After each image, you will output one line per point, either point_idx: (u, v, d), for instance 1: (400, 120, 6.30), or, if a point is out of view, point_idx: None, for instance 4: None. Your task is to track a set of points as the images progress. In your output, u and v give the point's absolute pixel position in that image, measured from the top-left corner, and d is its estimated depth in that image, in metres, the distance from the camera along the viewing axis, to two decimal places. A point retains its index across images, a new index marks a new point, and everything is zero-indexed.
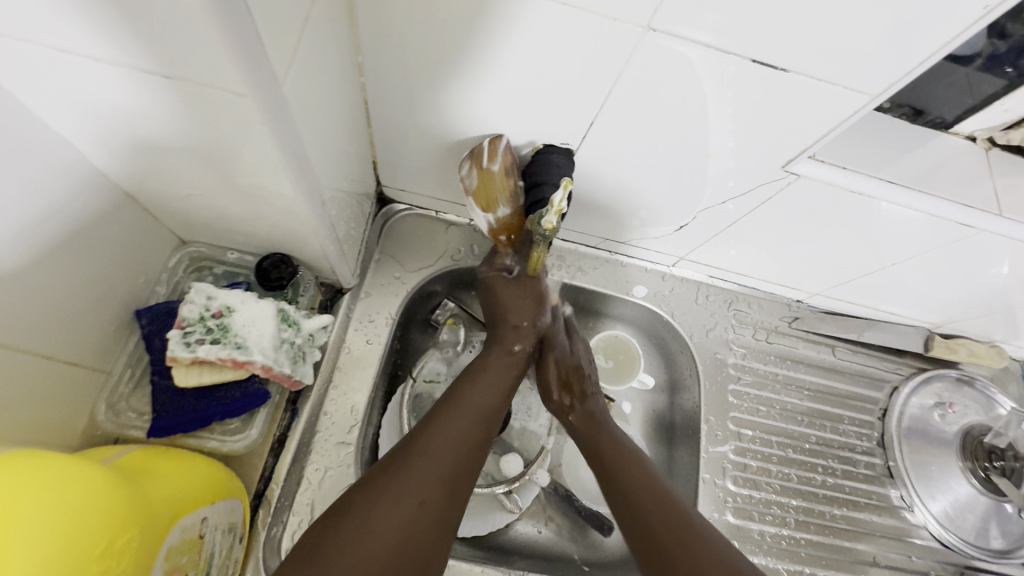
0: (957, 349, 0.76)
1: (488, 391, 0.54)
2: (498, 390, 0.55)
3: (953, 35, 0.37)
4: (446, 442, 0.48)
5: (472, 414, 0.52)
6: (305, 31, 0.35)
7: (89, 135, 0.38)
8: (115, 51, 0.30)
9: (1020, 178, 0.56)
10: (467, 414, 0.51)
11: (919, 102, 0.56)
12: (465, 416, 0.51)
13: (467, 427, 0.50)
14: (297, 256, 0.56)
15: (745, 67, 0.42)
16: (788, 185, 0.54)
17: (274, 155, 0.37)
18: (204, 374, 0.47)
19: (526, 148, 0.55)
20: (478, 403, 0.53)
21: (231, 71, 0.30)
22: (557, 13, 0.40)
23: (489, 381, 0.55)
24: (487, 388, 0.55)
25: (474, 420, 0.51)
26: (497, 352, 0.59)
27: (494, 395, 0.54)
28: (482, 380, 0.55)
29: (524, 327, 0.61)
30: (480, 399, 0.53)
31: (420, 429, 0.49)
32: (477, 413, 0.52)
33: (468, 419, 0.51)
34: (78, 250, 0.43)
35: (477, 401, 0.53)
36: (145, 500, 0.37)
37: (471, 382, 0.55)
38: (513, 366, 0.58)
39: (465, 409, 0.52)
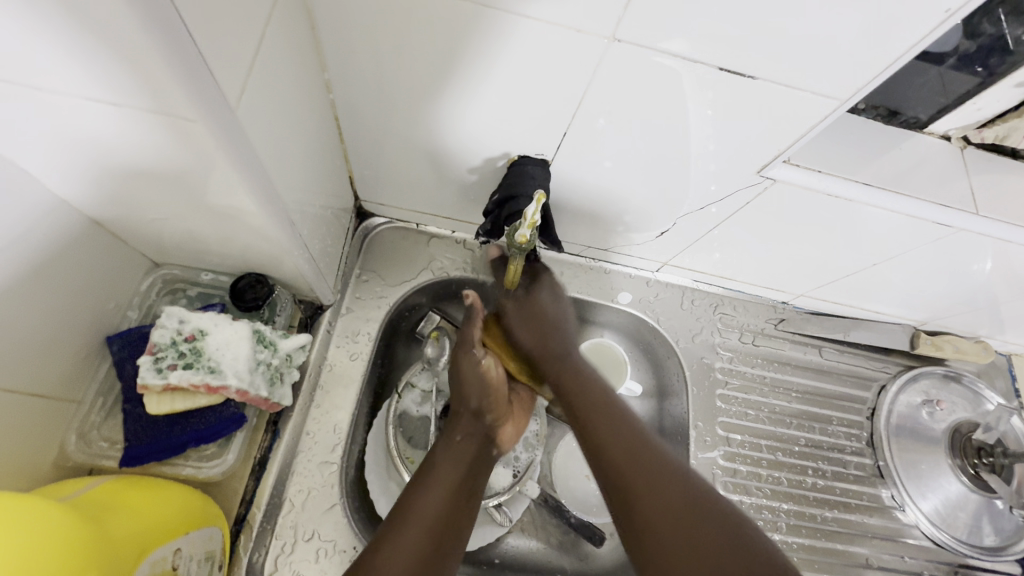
0: (943, 345, 0.76)
1: (442, 492, 0.50)
2: (452, 487, 0.51)
3: (918, 38, 0.37)
4: (401, 554, 0.45)
5: (426, 521, 0.48)
6: (262, 53, 0.34)
7: (48, 166, 0.38)
8: (64, 80, 0.30)
9: (996, 176, 0.56)
10: (421, 521, 0.47)
11: (894, 103, 0.56)
12: (420, 520, 0.48)
13: (420, 534, 0.47)
14: (272, 274, 0.55)
15: (712, 74, 0.42)
16: (765, 190, 0.54)
17: (236, 178, 0.37)
18: (177, 400, 0.47)
19: (502, 160, 0.55)
20: (431, 508, 0.49)
21: (181, 98, 0.29)
22: (522, 28, 0.40)
23: (442, 476, 0.52)
24: (440, 484, 0.51)
25: (430, 527, 0.48)
26: (442, 443, 0.55)
27: (448, 494, 0.50)
28: (434, 478, 0.51)
29: (473, 412, 0.57)
30: (433, 500, 0.49)
31: (375, 542, 0.46)
32: (433, 518, 0.48)
33: (422, 527, 0.47)
34: (43, 279, 0.42)
35: (430, 505, 0.49)
36: (109, 538, 0.36)
37: (428, 478, 0.51)
38: (461, 456, 0.54)
39: (418, 516, 0.48)
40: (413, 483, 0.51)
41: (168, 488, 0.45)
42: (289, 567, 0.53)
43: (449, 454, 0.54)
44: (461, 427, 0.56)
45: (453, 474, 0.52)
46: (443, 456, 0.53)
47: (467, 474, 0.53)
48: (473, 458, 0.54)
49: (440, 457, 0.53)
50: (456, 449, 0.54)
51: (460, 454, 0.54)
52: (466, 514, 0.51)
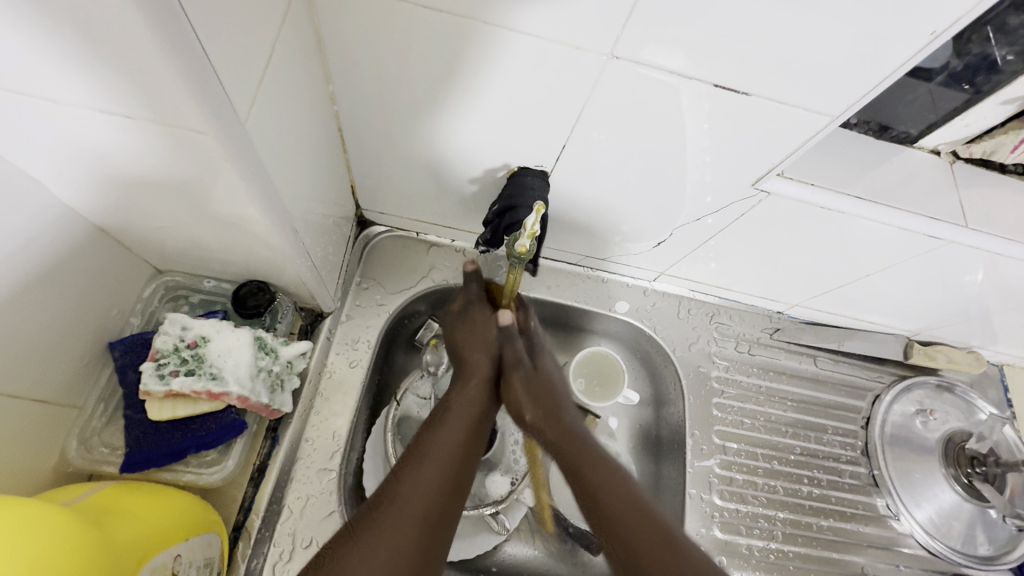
0: (936, 356, 0.77)
1: (457, 433, 0.51)
2: (466, 430, 0.52)
3: (905, 58, 0.38)
4: (418, 491, 0.46)
5: (442, 458, 0.49)
6: (270, 68, 0.35)
7: (57, 175, 0.38)
8: (77, 93, 0.31)
9: (985, 190, 0.57)
10: (435, 459, 0.49)
11: (885, 118, 0.57)
12: (433, 459, 0.49)
13: (438, 472, 0.48)
14: (274, 282, 0.55)
15: (707, 90, 0.43)
16: (760, 202, 0.55)
17: (242, 188, 0.38)
18: (177, 408, 0.47)
19: (502, 171, 0.56)
20: (447, 447, 0.50)
21: (192, 111, 0.30)
22: (524, 45, 0.41)
23: (457, 420, 0.53)
24: (453, 428, 0.52)
25: (446, 464, 0.49)
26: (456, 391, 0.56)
27: (463, 435, 0.52)
28: (446, 423, 0.52)
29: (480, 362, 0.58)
30: (448, 441, 0.51)
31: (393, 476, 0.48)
32: (448, 457, 0.49)
33: (438, 465, 0.48)
34: (48, 286, 0.42)
35: (444, 444, 0.50)
36: (111, 543, 0.36)
37: (439, 422, 0.52)
38: (474, 404, 0.55)
39: (433, 458, 0.49)
40: (425, 428, 0.52)
41: (168, 493, 0.45)
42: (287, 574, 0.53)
43: (462, 401, 0.55)
44: (473, 379, 0.57)
45: (466, 416, 0.53)
46: (456, 402, 0.55)
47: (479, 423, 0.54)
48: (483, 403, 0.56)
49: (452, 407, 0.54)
50: (470, 393, 0.56)
51: (473, 399, 0.55)
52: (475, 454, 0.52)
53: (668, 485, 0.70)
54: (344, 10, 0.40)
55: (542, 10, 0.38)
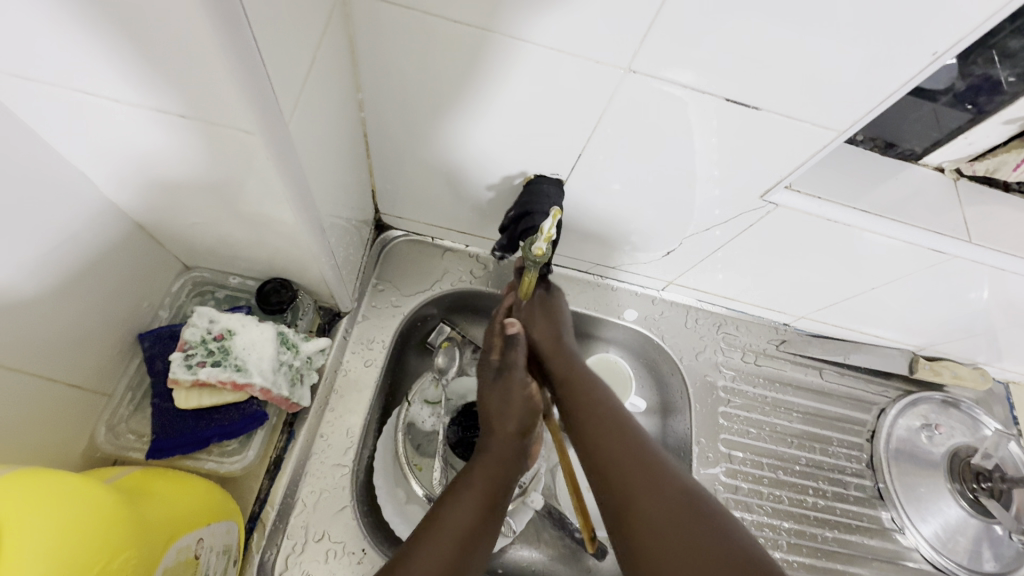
0: (941, 370, 0.77)
1: (473, 510, 0.48)
2: (483, 506, 0.49)
3: (910, 76, 0.40)
4: (427, 569, 0.43)
5: (455, 535, 0.46)
6: (310, 75, 0.38)
7: (104, 170, 0.41)
8: (135, 92, 0.33)
9: (988, 207, 0.59)
10: (449, 537, 0.45)
11: (890, 135, 0.59)
12: (444, 536, 0.45)
13: (451, 550, 0.45)
14: (297, 280, 0.57)
15: (720, 104, 0.45)
16: (768, 214, 0.57)
17: (278, 187, 0.40)
18: (204, 396, 0.49)
19: (519, 179, 0.58)
20: (462, 525, 0.47)
21: (241, 111, 0.33)
22: (546, 58, 0.43)
23: (476, 488, 0.50)
24: (471, 501, 0.49)
25: (458, 542, 0.46)
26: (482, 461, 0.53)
27: (478, 513, 0.48)
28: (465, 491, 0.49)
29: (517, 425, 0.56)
30: (464, 516, 0.47)
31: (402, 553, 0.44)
32: (460, 536, 0.46)
33: (453, 542, 0.45)
34: (86, 276, 0.44)
35: (460, 519, 0.47)
36: (143, 520, 0.38)
37: (457, 493, 0.49)
38: (500, 472, 0.52)
39: (443, 532, 0.46)
40: (444, 497, 0.49)
41: (191, 480, 0.47)
42: (299, 566, 0.54)
43: (482, 468, 0.52)
44: (492, 454, 0.53)
45: (487, 487, 0.50)
46: (476, 469, 0.52)
47: (499, 495, 0.51)
48: (505, 478, 0.52)
49: (467, 484, 0.50)
50: (489, 466, 0.52)
51: (493, 474, 0.52)
52: (493, 529, 0.49)
53: None
54: (378, 22, 0.42)
55: (568, 25, 0.40)
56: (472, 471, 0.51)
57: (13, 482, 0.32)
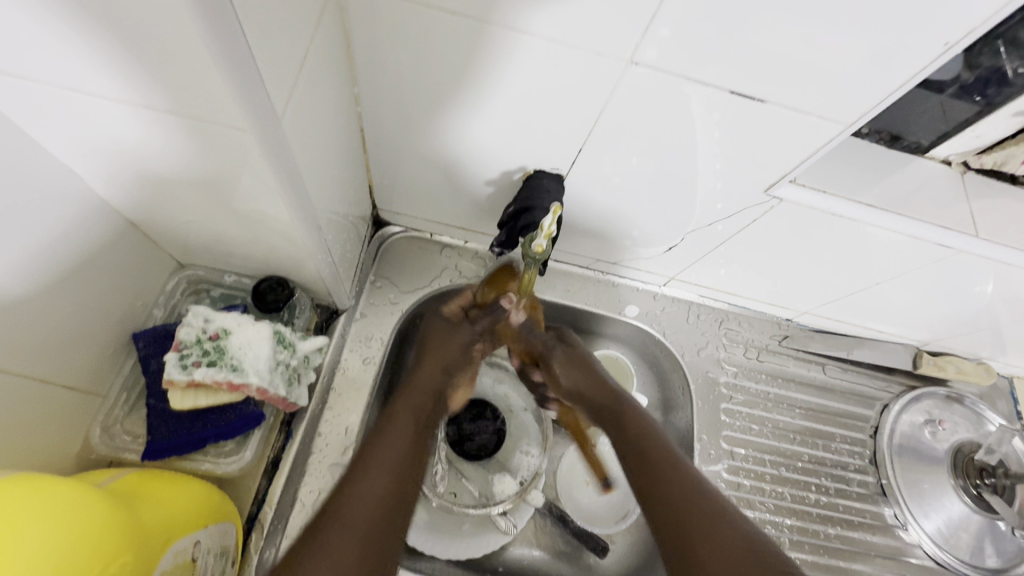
0: (945, 365, 0.77)
1: (403, 440, 0.49)
2: (412, 437, 0.50)
3: (920, 67, 0.39)
4: (366, 497, 0.44)
5: (390, 468, 0.47)
6: (304, 69, 0.37)
7: (94, 168, 0.40)
8: (122, 88, 0.32)
9: (995, 201, 0.58)
10: (382, 467, 0.46)
11: (896, 128, 0.58)
12: (379, 468, 0.46)
13: (386, 478, 0.46)
14: (294, 278, 0.56)
15: (724, 97, 0.44)
16: (772, 209, 0.56)
17: (272, 184, 0.39)
18: (200, 397, 0.48)
19: (518, 174, 0.57)
20: (394, 457, 0.48)
21: (232, 107, 0.32)
22: (545, 51, 0.42)
23: (402, 426, 0.50)
24: (398, 436, 0.49)
25: (393, 474, 0.46)
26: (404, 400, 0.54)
27: (410, 441, 0.50)
28: (393, 430, 0.50)
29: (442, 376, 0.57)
30: (395, 451, 0.48)
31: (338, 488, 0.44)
32: (394, 469, 0.47)
33: (386, 472, 0.46)
34: (78, 277, 0.44)
35: (392, 453, 0.48)
36: (139, 523, 0.38)
37: (382, 432, 0.49)
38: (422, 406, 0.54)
39: (378, 467, 0.46)
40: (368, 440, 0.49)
41: (187, 481, 0.46)
42: None
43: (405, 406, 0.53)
44: (416, 391, 0.54)
45: (412, 421, 0.51)
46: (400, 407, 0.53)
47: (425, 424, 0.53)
48: (428, 411, 0.54)
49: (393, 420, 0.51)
50: (413, 401, 0.53)
51: (417, 407, 0.53)
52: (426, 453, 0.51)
53: None
54: (373, 14, 0.41)
55: (569, 15, 0.39)
56: (391, 413, 0.51)
57: (11, 487, 0.31)
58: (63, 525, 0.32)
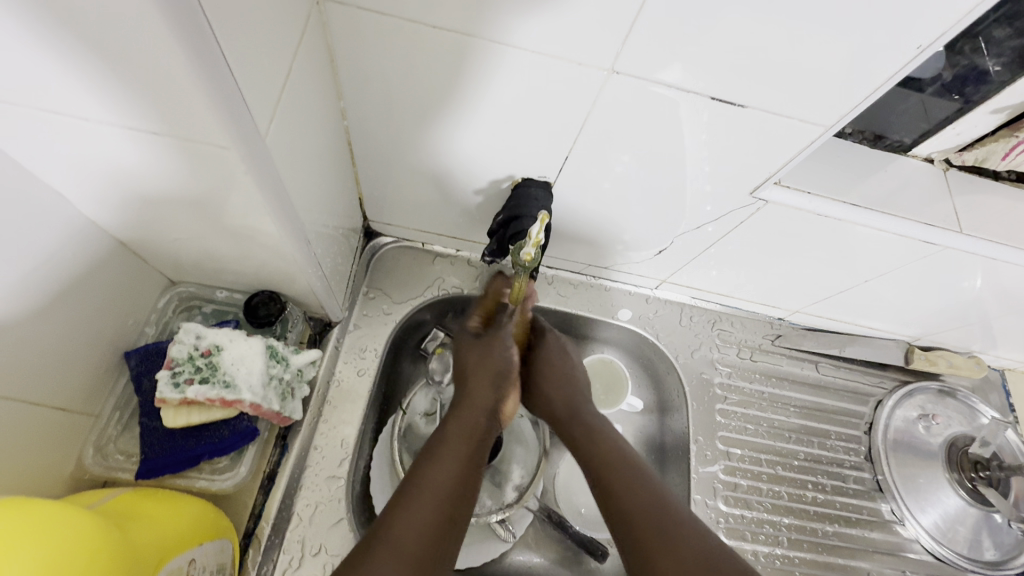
0: (937, 360, 0.77)
1: (457, 463, 0.48)
2: (464, 461, 0.49)
3: (897, 69, 0.40)
4: (416, 522, 0.43)
5: (440, 491, 0.45)
6: (287, 87, 0.37)
7: (82, 190, 0.40)
8: (108, 111, 0.32)
9: (978, 196, 0.59)
10: (434, 493, 0.45)
11: (878, 127, 0.59)
12: (430, 491, 0.45)
13: (437, 505, 0.44)
14: (285, 292, 0.57)
15: (706, 104, 0.45)
16: (759, 211, 0.56)
17: (259, 200, 0.39)
18: (193, 414, 0.48)
19: (506, 182, 0.57)
20: (444, 480, 0.46)
21: (216, 127, 0.32)
22: (529, 61, 0.43)
23: (454, 450, 0.49)
24: (455, 459, 0.49)
25: (442, 498, 0.45)
26: (456, 419, 0.53)
27: (461, 467, 0.48)
28: (443, 452, 0.49)
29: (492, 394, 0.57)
30: (447, 472, 0.47)
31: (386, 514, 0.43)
32: (446, 490, 0.46)
33: (434, 497, 0.45)
34: (68, 298, 0.44)
35: (442, 475, 0.47)
36: (131, 545, 0.38)
37: (436, 454, 0.49)
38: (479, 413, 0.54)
39: (430, 489, 0.45)
40: (418, 459, 0.49)
41: (182, 498, 0.46)
42: None
43: (456, 423, 0.52)
44: (467, 408, 0.54)
45: (465, 446, 0.50)
46: (451, 425, 0.52)
47: (477, 444, 0.51)
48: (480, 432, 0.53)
49: (442, 446, 0.50)
50: (463, 420, 0.53)
51: (467, 425, 0.52)
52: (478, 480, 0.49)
53: (674, 491, 0.71)
54: (354, 29, 0.42)
55: (547, 27, 0.40)
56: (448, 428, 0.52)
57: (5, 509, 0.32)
58: (54, 549, 0.32)
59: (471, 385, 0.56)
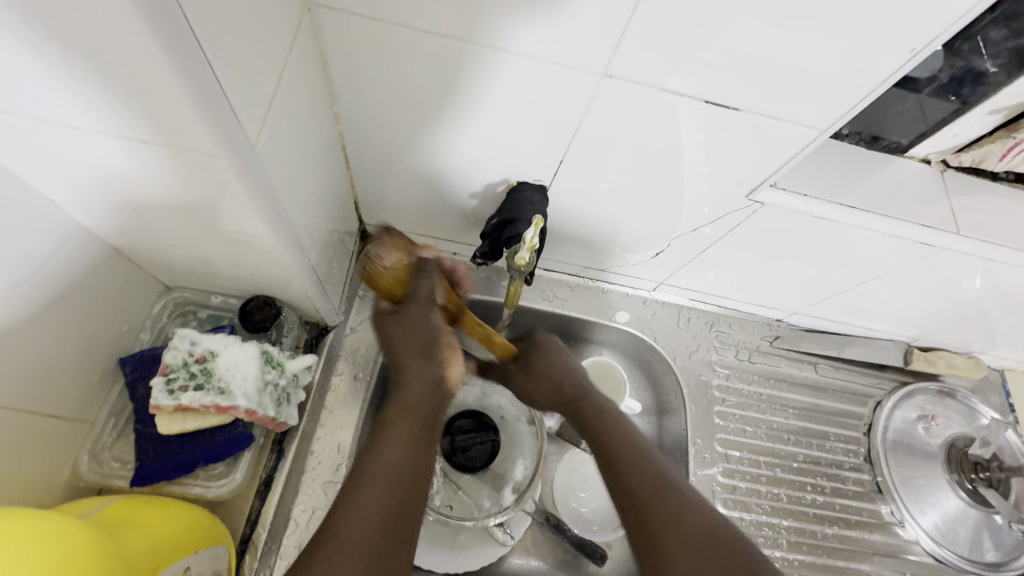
0: (937, 361, 0.77)
1: (400, 445, 0.47)
2: (411, 443, 0.48)
3: (892, 71, 0.39)
4: (362, 514, 0.42)
5: (386, 478, 0.45)
6: (278, 94, 0.37)
7: (75, 198, 0.40)
8: (98, 120, 0.32)
9: (976, 197, 0.58)
10: (377, 480, 0.44)
11: (874, 129, 0.59)
12: (375, 480, 0.44)
13: (383, 492, 0.44)
14: (280, 297, 0.56)
15: (701, 107, 0.44)
16: (755, 213, 0.56)
17: (251, 207, 0.39)
18: (187, 421, 0.48)
19: (502, 185, 0.57)
20: (389, 465, 0.45)
21: (205, 135, 0.32)
22: (521, 66, 0.43)
23: (399, 431, 0.48)
24: (399, 441, 0.47)
25: (385, 484, 0.44)
26: (399, 397, 0.51)
27: (407, 447, 0.47)
28: (389, 436, 0.47)
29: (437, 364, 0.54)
30: (390, 457, 0.46)
31: (333, 508, 0.43)
32: (392, 474, 0.45)
33: (382, 483, 0.44)
34: (62, 305, 0.44)
35: (386, 459, 0.46)
36: (122, 556, 0.37)
37: (382, 437, 0.47)
38: (428, 389, 0.52)
39: (375, 476, 0.44)
40: (366, 444, 0.48)
41: (178, 506, 0.46)
42: None
43: (400, 402, 0.51)
44: (410, 386, 0.52)
45: (408, 425, 0.49)
46: (394, 406, 0.50)
47: (423, 422, 0.50)
48: (426, 406, 0.51)
49: (388, 427, 0.48)
50: (405, 397, 0.51)
51: (411, 402, 0.51)
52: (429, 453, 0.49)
53: None
54: (346, 35, 0.42)
55: (540, 32, 0.39)
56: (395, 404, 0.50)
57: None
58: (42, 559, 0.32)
59: (405, 362, 0.53)
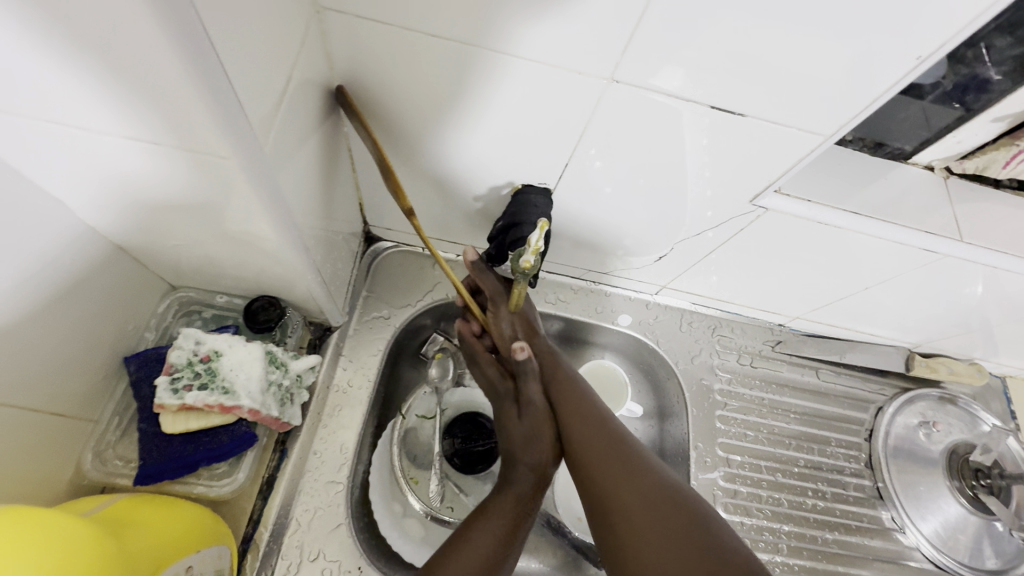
0: (938, 367, 0.77)
1: (495, 535, 0.49)
2: (504, 537, 0.49)
3: (897, 78, 0.39)
4: None
5: (479, 558, 0.47)
6: (286, 96, 0.37)
7: (82, 197, 0.40)
8: (111, 122, 0.32)
9: (979, 204, 0.59)
10: (472, 559, 0.47)
11: (878, 135, 0.59)
12: (467, 556, 0.47)
13: (470, 569, 0.47)
14: (285, 297, 0.57)
15: (706, 112, 0.44)
16: (759, 218, 0.56)
17: (258, 207, 0.39)
18: (191, 420, 0.48)
19: (506, 188, 0.57)
20: (482, 549, 0.48)
21: (215, 137, 0.32)
22: (529, 70, 0.43)
23: (502, 512, 0.51)
24: (499, 528, 0.50)
25: (478, 565, 0.47)
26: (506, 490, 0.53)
27: (500, 540, 0.49)
28: (489, 520, 0.50)
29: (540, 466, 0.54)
30: (484, 541, 0.48)
31: (430, 563, 0.47)
32: (483, 562, 0.47)
33: (472, 565, 0.47)
34: (68, 303, 0.44)
35: (481, 544, 0.48)
36: (124, 552, 0.38)
37: (484, 519, 0.50)
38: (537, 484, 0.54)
39: (467, 553, 0.47)
40: (466, 521, 0.50)
41: (179, 506, 0.46)
42: None
43: (511, 494, 0.52)
44: (526, 475, 0.53)
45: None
46: (501, 493, 0.52)
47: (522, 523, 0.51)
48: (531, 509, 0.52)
49: (491, 512, 0.51)
50: (521, 496, 0.52)
51: (523, 505, 0.52)
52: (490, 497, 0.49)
53: None
54: (354, 37, 0.42)
55: (549, 36, 0.40)
56: (505, 484, 0.53)
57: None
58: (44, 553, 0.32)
59: (521, 454, 0.54)
